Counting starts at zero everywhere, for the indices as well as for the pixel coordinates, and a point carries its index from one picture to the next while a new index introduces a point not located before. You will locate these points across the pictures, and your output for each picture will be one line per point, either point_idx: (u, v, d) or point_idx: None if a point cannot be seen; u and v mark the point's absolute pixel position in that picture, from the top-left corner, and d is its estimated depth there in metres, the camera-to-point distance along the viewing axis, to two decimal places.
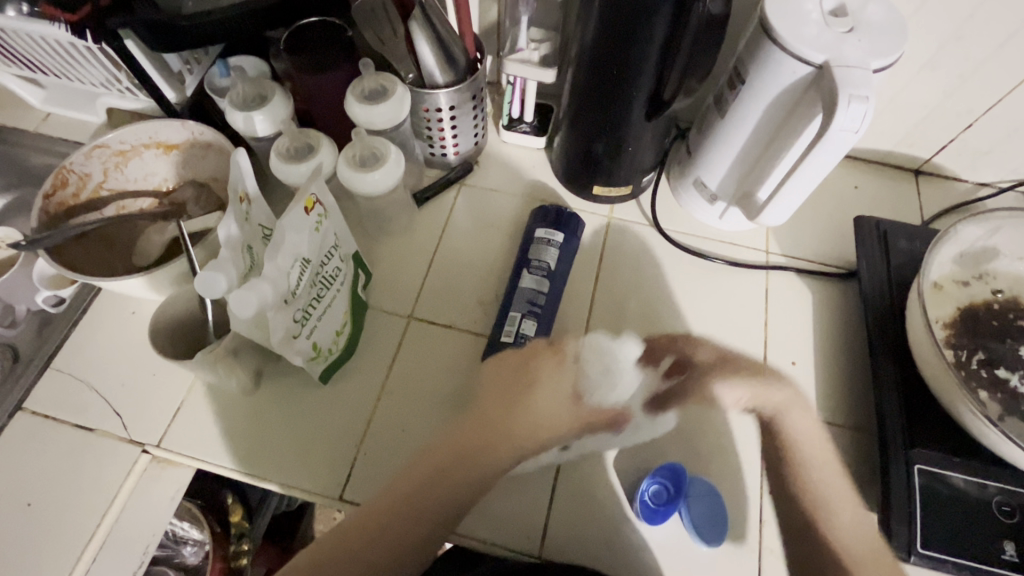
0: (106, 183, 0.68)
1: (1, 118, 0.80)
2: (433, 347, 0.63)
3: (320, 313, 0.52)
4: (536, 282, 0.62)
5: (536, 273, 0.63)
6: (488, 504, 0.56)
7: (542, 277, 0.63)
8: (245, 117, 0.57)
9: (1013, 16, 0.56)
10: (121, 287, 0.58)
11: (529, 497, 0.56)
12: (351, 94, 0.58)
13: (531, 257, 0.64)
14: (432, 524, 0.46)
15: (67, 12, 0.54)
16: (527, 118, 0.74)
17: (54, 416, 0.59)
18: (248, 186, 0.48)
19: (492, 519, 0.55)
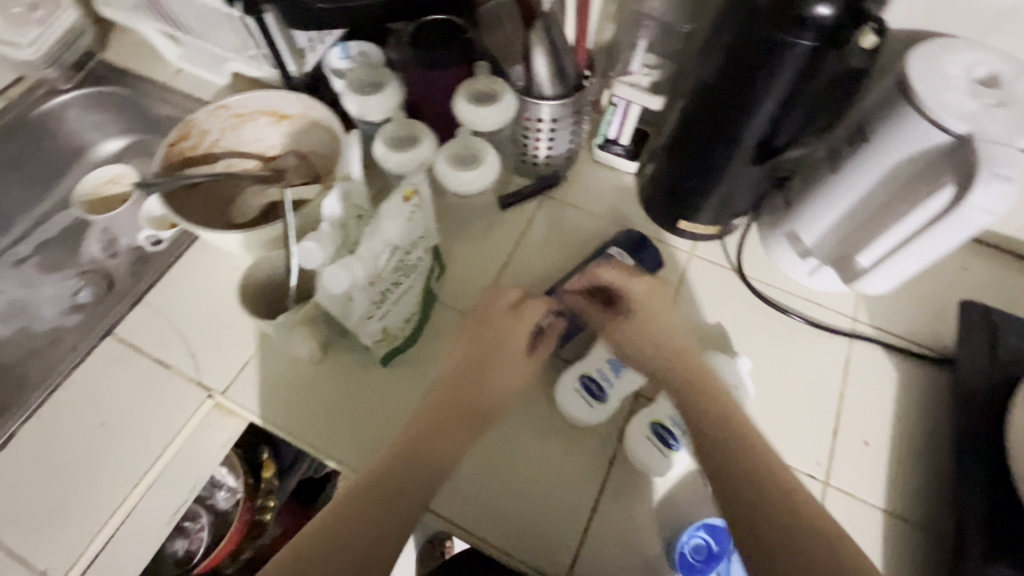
0: (220, 142, 0.72)
1: (136, 66, 0.87)
2: None
3: (396, 298, 0.54)
4: None
5: None
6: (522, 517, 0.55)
7: None
8: (358, 100, 0.60)
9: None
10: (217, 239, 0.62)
11: (524, 495, 0.56)
12: (461, 93, 0.60)
13: (593, 268, 0.64)
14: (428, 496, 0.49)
15: None
16: (622, 140, 0.74)
17: (137, 348, 0.63)
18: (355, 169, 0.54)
19: (525, 533, 0.54)
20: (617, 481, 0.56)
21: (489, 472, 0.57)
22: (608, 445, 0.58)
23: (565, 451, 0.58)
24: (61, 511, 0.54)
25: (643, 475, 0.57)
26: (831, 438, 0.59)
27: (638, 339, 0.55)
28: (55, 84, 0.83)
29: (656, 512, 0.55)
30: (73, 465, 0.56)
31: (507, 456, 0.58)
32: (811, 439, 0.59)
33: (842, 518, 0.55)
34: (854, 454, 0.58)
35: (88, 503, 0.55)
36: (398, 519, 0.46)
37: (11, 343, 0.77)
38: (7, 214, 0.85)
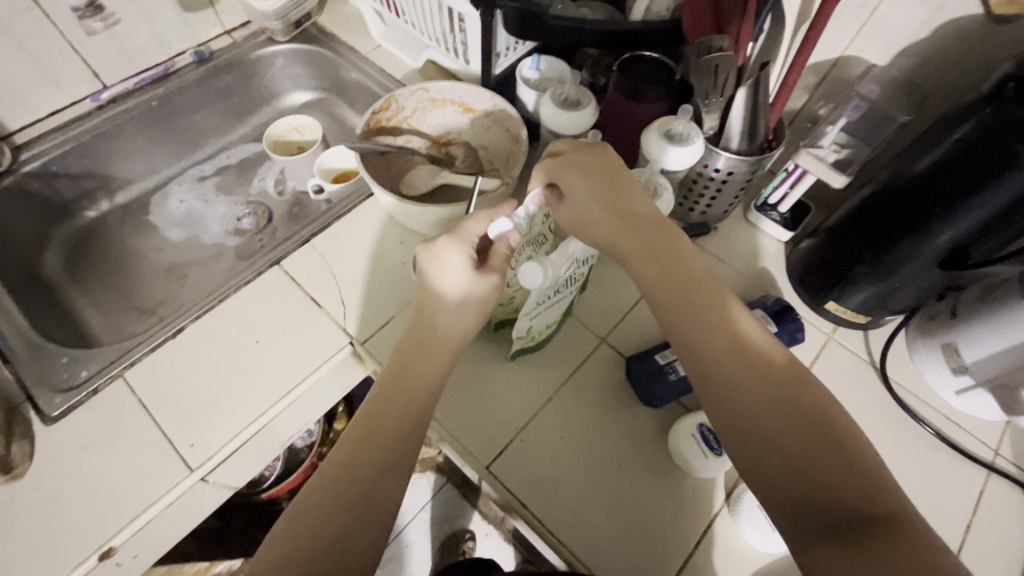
0: (408, 119, 0.77)
1: (344, 35, 0.95)
2: (613, 375, 0.64)
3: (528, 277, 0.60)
4: None
5: None
6: (604, 523, 0.56)
7: None
8: (556, 113, 0.64)
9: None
10: (393, 203, 0.67)
11: (577, 479, 0.58)
12: (654, 127, 0.61)
13: None
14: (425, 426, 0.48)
15: None
16: (781, 208, 0.74)
17: (298, 284, 0.69)
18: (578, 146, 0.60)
19: (610, 541, 0.55)
20: (699, 527, 0.56)
21: (541, 442, 0.60)
22: (712, 501, 0.58)
23: (654, 474, 0.59)
24: (208, 411, 0.59)
25: (743, 541, 0.56)
26: None
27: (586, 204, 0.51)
28: (274, 35, 0.93)
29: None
30: (226, 371, 0.62)
31: (560, 437, 0.60)
32: None
33: None
34: None
35: (236, 404, 0.60)
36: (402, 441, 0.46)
37: (184, 248, 0.87)
38: (201, 135, 0.95)
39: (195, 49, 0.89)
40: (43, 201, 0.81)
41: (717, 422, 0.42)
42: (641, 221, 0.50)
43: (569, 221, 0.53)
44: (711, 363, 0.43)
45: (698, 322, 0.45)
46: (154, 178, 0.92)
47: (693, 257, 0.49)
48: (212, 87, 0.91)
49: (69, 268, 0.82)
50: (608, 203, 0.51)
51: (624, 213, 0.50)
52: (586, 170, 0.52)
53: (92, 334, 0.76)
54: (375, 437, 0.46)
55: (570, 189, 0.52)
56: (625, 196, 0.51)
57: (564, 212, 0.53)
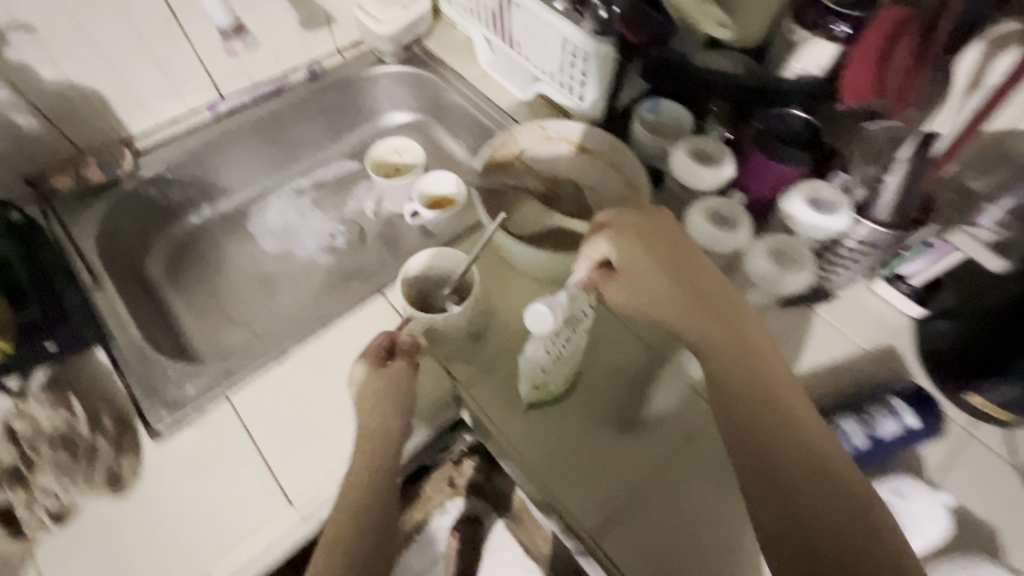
0: (521, 155, 0.76)
1: (451, 61, 0.95)
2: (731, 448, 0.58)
3: (567, 354, 0.55)
4: (853, 432, 0.56)
5: (860, 426, 0.56)
6: None
7: (864, 436, 0.56)
8: (686, 167, 0.61)
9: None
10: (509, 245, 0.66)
11: (682, 552, 0.52)
12: (798, 191, 0.58)
13: (866, 410, 0.57)
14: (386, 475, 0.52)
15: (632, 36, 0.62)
16: (912, 280, 0.68)
17: (400, 317, 0.67)
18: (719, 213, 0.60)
19: None
20: None
21: (637, 507, 0.55)
22: None
23: None
24: (308, 445, 0.58)
25: None
26: None
27: (649, 277, 0.51)
28: (383, 56, 0.94)
29: None
30: (325, 404, 0.60)
31: (670, 512, 0.54)
32: None
33: None
34: None
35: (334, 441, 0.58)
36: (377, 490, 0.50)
37: (278, 261, 0.87)
38: (302, 150, 0.95)
39: (308, 67, 0.91)
40: (152, 205, 0.83)
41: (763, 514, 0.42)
42: (705, 304, 0.50)
43: (631, 294, 0.52)
44: (768, 460, 0.43)
45: (754, 414, 0.45)
46: (254, 188, 0.93)
47: (758, 341, 0.49)
48: (319, 104, 0.92)
49: (170, 272, 0.84)
50: (667, 279, 0.50)
51: (688, 291, 0.50)
52: (644, 241, 0.52)
53: (189, 342, 0.77)
54: (372, 481, 0.51)
55: (630, 262, 0.52)
56: (689, 273, 0.51)
57: (623, 287, 0.52)
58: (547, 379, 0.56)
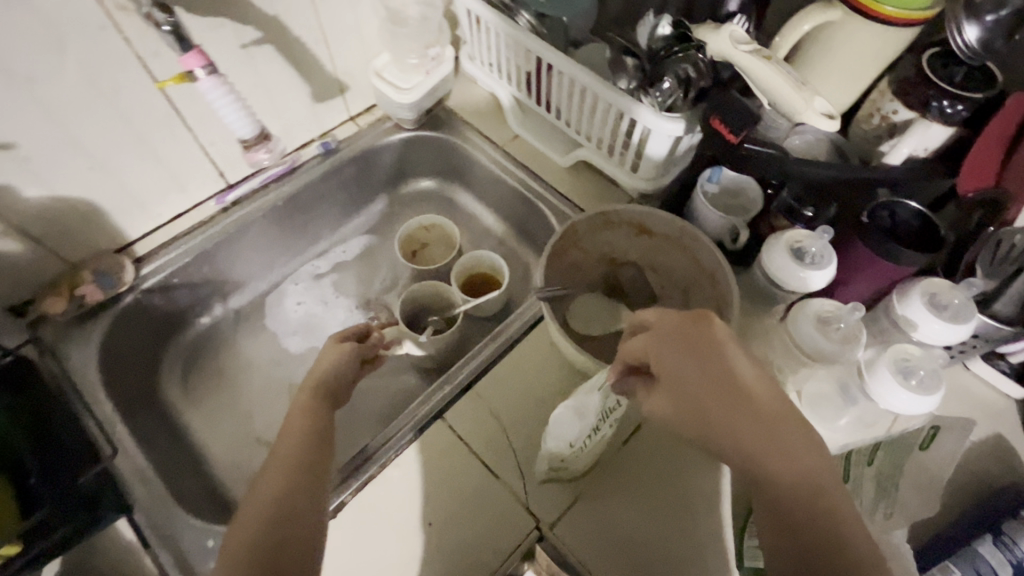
0: (578, 240, 0.68)
1: (476, 122, 0.87)
2: None
3: (592, 445, 0.53)
4: (1000, 563, 0.50)
5: (1005, 553, 0.50)
6: None
7: (1013, 566, 0.49)
8: (783, 265, 0.54)
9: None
10: (588, 360, 0.59)
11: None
12: (917, 292, 0.51)
13: (1007, 531, 0.51)
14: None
15: (731, 133, 0.55)
16: (1013, 357, 0.63)
17: (465, 444, 0.60)
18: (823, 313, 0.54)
19: None
20: None
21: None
22: None
23: None
24: None
25: None
26: None
27: (693, 387, 0.43)
28: (402, 122, 0.85)
29: None
30: (403, 559, 0.54)
31: None
32: None
33: None
34: None
35: None
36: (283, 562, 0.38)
37: (304, 362, 0.78)
38: (319, 229, 0.86)
39: (320, 141, 0.82)
40: (160, 315, 0.73)
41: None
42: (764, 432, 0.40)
43: (670, 406, 0.43)
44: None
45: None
46: (269, 277, 0.84)
47: (829, 480, 0.39)
48: (335, 181, 0.83)
49: (185, 385, 0.75)
50: (709, 388, 0.42)
51: (738, 409, 0.41)
52: (688, 349, 0.44)
53: (214, 475, 0.68)
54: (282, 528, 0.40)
55: (665, 367, 0.44)
56: (741, 397, 0.41)
57: (658, 399, 0.45)
58: (574, 463, 0.54)
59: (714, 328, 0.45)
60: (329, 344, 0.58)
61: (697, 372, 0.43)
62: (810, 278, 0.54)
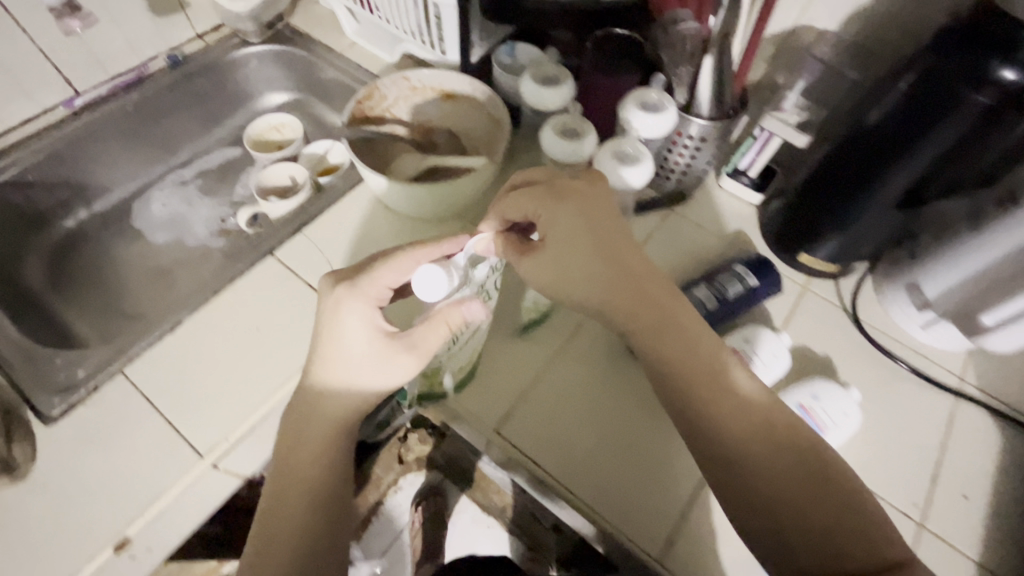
0: (391, 109, 0.79)
1: (317, 33, 0.96)
2: (597, 342, 0.66)
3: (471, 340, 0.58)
4: (705, 297, 0.65)
5: (711, 292, 0.66)
6: (620, 494, 0.57)
7: (714, 299, 0.65)
8: (536, 92, 0.67)
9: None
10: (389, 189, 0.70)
11: (571, 461, 0.59)
12: (629, 100, 0.65)
13: (717, 279, 0.67)
14: (324, 495, 0.51)
15: None
16: (751, 173, 0.78)
17: (291, 272, 0.70)
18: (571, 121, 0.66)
19: (618, 504, 0.57)
20: (681, 473, 0.59)
21: (501, 391, 0.63)
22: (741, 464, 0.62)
23: (648, 419, 0.62)
24: (218, 399, 0.60)
25: None
26: (930, 484, 0.59)
27: (577, 244, 0.52)
28: (247, 37, 0.93)
29: None
30: (227, 365, 0.62)
31: (561, 388, 0.63)
32: (910, 482, 0.59)
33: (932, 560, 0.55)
34: (951, 505, 0.58)
35: (237, 395, 0.60)
36: (317, 485, 0.50)
37: (168, 253, 0.86)
38: (178, 140, 0.94)
39: (168, 53, 0.90)
40: (18, 212, 0.81)
41: (758, 547, 0.45)
42: (695, 333, 0.51)
43: (556, 266, 0.53)
44: (766, 512, 0.45)
45: (762, 472, 0.46)
46: (133, 184, 0.92)
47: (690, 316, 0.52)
48: (186, 91, 0.91)
49: (51, 277, 0.82)
50: (603, 252, 0.52)
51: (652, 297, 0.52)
52: (584, 211, 0.53)
53: (82, 342, 0.76)
54: (299, 466, 0.51)
55: (555, 228, 0.53)
56: (618, 253, 0.53)
57: (544, 261, 0.53)
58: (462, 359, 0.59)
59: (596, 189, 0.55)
60: (361, 318, 0.51)
61: (584, 229, 0.53)
62: (548, 95, 0.66)
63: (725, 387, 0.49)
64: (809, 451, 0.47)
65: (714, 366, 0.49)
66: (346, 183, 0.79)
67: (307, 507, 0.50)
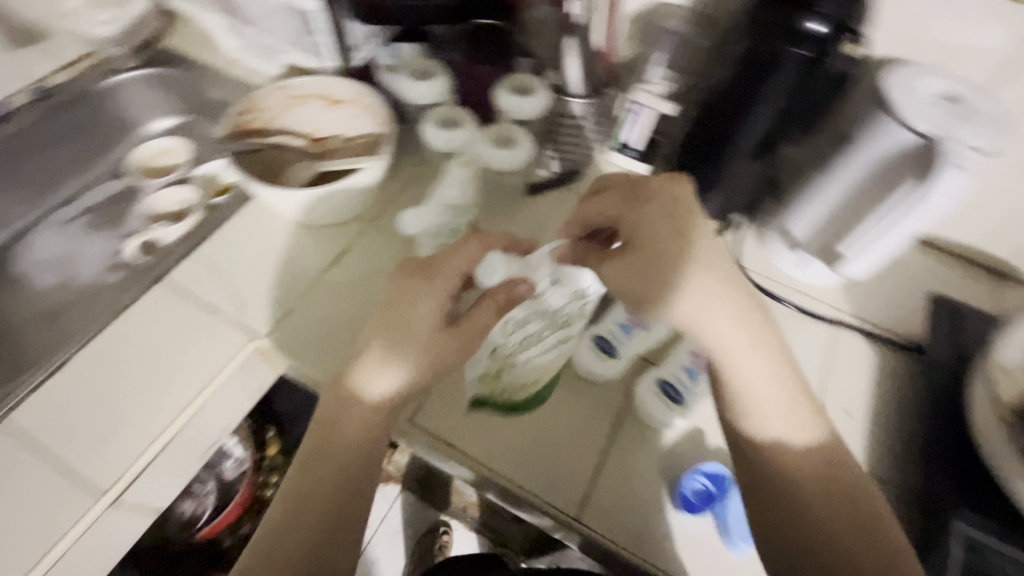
0: (276, 120, 0.78)
1: (194, 53, 0.93)
2: None
3: (532, 358, 0.56)
4: None
5: None
6: (552, 470, 0.58)
7: None
8: (416, 86, 0.68)
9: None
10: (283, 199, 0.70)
11: (544, 465, 0.59)
12: (503, 85, 0.68)
13: None
14: (330, 496, 0.50)
15: None
16: (636, 145, 0.76)
17: (187, 296, 0.69)
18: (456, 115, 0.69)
19: (554, 480, 0.58)
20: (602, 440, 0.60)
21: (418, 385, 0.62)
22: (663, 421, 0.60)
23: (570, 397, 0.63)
24: (113, 433, 0.59)
25: (650, 435, 0.60)
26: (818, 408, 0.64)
27: (667, 250, 0.50)
28: (117, 63, 0.90)
29: (660, 466, 0.59)
30: (122, 395, 0.61)
31: None
32: None
33: None
34: (838, 423, 0.63)
35: (134, 423, 0.60)
36: (338, 507, 0.50)
37: (54, 296, 0.82)
38: (57, 177, 0.90)
39: (32, 88, 0.86)
40: None
41: (774, 559, 0.49)
42: (747, 373, 0.50)
43: (636, 270, 0.50)
44: (794, 533, 0.48)
45: (812, 497, 0.48)
46: (10, 228, 0.87)
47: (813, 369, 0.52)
48: (57, 124, 0.87)
49: None
50: (653, 250, 0.50)
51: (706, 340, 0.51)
52: (668, 212, 0.52)
53: None
54: (317, 481, 0.50)
55: (643, 233, 0.51)
56: (714, 266, 0.51)
57: (620, 265, 0.50)
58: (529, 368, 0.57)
59: (681, 196, 0.53)
60: (434, 307, 0.52)
61: (643, 227, 0.51)
62: (429, 92, 0.68)
63: (774, 397, 0.50)
64: (849, 477, 0.49)
65: (769, 375, 0.50)
66: (236, 199, 0.77)
67: (319, 516, 0.50)
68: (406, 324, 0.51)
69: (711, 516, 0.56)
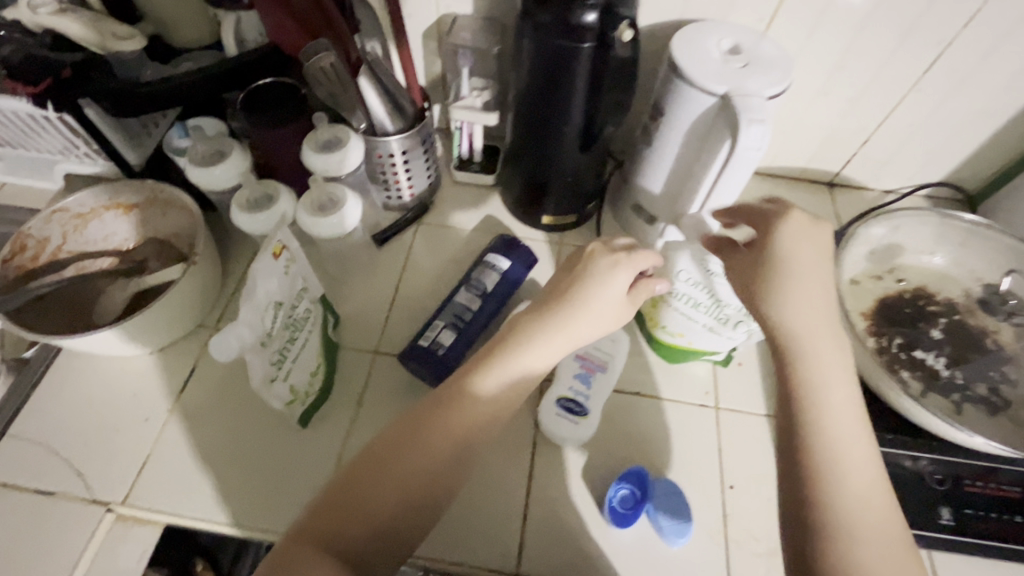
0: (65, 247, 0.68)
1: None
2: None
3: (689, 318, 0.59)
4: (467, 300, 0.65)
5: (470, 291, 0.66)
6: (540, 554, 0.54)
7: (475, 296, 0.65)
8: (203, 173, 0.60)
9: (889, 31, 0.63)
10: (105, 341, 0.60)
11: (469, 533, 0.55)
12: (307, 146, 0.63)
13: (472, 276, 0.67)
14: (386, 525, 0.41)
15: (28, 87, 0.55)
16: (477, 157, 0.78)
17: (12, 483, 0.58)
18: (253, 191, 0.61)
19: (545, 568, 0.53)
20: (558, 491, 0.57)
21: None
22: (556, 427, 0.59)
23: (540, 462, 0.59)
24: None
25: (565, 457, 0.59)
26: (713, 368, 0.65)
27: (797, 263, 0.47)
28: None
29: (584, 483, 0.58)
30: None
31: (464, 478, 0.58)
32: (698, 374, 0.65)
33: (737, 433, 0.61)
34: (732, 376, 0.65)
35: None
36: (386, 529, 0.41)
37: None
38: None
39: None
40: None
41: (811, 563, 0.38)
42: (832, 386, 0.44)
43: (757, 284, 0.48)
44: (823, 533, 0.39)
45: (872, 507, 0.40)
46: None
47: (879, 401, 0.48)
48: None
49: None
50: (818, 272, 0.47)
51: (786, 341, 0.46)
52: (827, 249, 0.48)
53: None
54: (369, 497, 0.41)
55: (798, 260, 0.47)
56: (824, 285, 0.47)
57: (738, 270, 0.50)
58: (676, 329, 0.61)
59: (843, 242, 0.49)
60: (626, 283, 0.51)
61: (815, 259, 0.48)
62: (221, 175, 0.61)
63: (852, 406, 0.44)
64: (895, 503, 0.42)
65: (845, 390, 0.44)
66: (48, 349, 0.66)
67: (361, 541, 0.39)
68: (597, 281, 0.50)
69: (646, 517, 0.55)
